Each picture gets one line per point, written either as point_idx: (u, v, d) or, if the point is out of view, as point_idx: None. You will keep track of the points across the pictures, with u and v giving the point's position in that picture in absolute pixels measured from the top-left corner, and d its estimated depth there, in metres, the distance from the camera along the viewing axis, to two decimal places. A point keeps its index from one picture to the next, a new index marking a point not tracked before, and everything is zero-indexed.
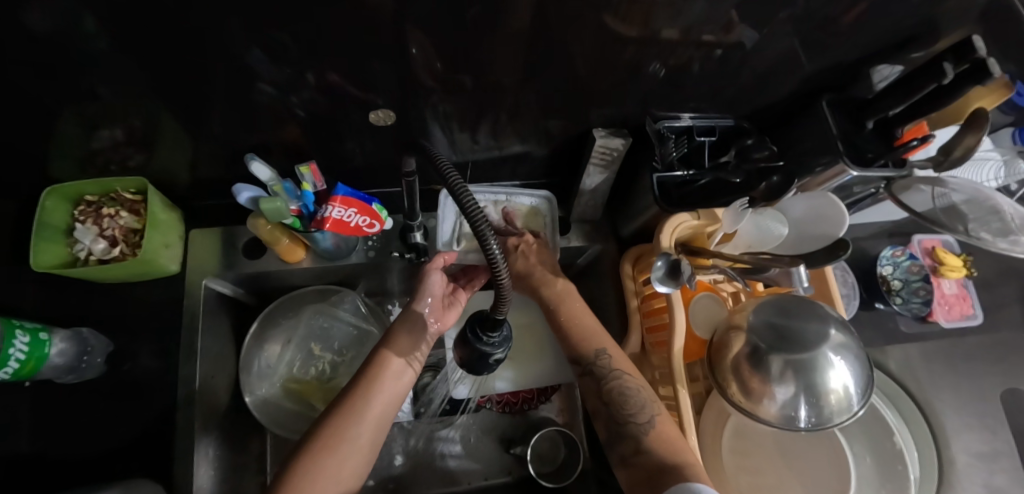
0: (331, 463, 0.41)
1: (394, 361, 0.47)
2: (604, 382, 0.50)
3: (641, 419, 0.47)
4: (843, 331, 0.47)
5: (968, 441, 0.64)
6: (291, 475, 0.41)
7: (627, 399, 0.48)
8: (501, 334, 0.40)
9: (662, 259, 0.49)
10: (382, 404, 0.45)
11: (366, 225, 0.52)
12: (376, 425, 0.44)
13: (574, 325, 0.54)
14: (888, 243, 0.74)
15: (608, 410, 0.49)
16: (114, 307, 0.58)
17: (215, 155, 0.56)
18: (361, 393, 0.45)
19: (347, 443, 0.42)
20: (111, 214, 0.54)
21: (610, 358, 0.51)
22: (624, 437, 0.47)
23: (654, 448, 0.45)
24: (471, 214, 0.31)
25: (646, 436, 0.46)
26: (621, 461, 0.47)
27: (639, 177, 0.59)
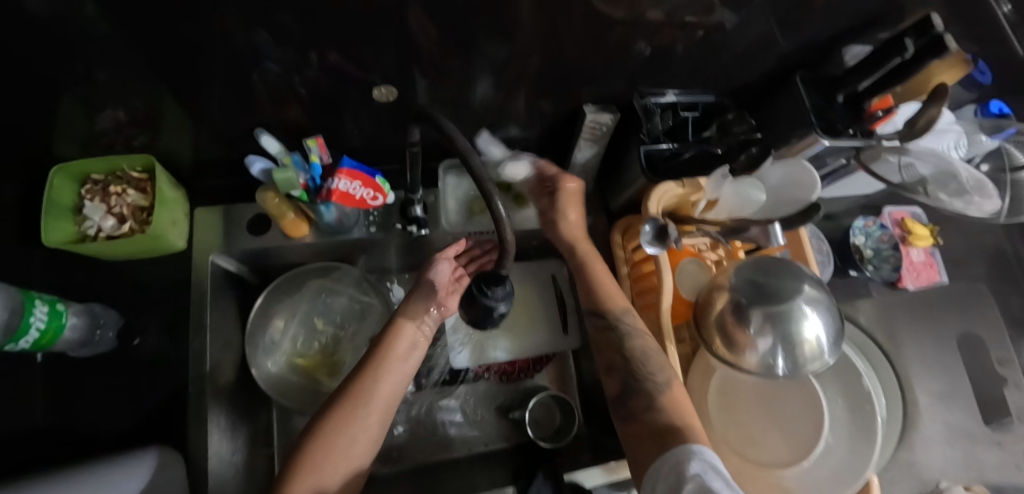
0: (345, 444, 0.44)
1: (398, 347, 0.50)
2: (629, 340, 0.52)
3: (660, 378, 0.50)
4: (816, 287, 0.51)
5: (929, 385, 0.70)
6: (307, 458, 0.43)
7: (648, 357, 0.51)
8: (504, 289, 0.42)
9: (651, 223, 0.51)
10: (391, 384, 0.48)
11: (370, 197, 0.54)
12: (386, 404, 0.47)
13: (600, 284, 0.56)
14: (860, 215, 0.80)
15: (628, 365, 0.51)
16: (121, 283, 0.59)
17: (218, 133, 0.57)
18: (368, 377, 0.47)
19: (360, 419, 0.45)
20: (117, 192, 0.56)
21: (634, 319, 0.54)
22: (640, 394, 0.50)
23: (666, 406, 0.48)
24: (478, 173, 0.33)
25: (661, 395, 0.49)
26: (631, 416, 0.49)
27: (627, 151, 0.62)
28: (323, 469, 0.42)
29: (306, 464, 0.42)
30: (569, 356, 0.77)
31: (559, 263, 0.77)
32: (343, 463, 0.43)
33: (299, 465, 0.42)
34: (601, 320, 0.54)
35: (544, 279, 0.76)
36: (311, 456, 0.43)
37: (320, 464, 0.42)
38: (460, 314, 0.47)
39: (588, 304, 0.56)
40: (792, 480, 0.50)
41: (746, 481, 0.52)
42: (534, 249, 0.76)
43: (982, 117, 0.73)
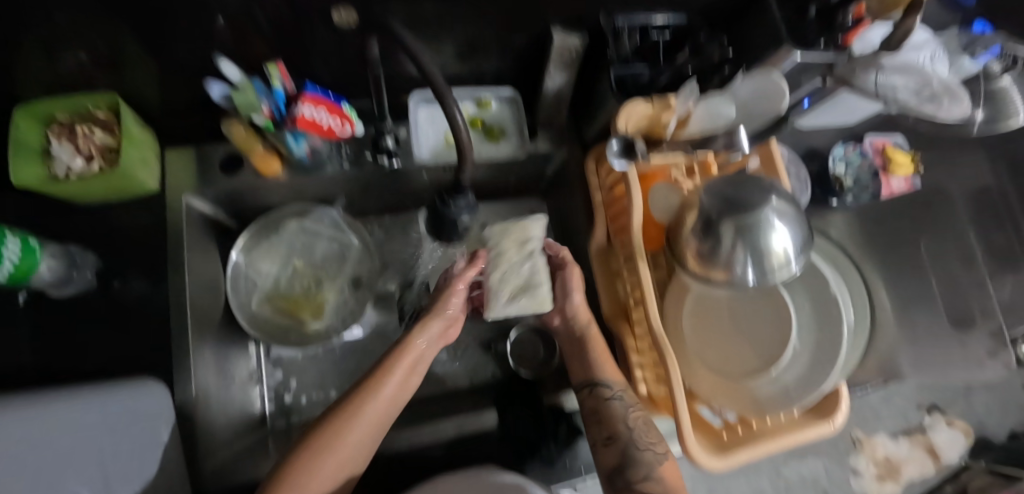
0: (328, 459, 0.45)
1: (395, 374, 0.50)
2: (629, 411, 0.55)
3: (658, 451, 0.54)
4: (784, 199, 0.50)
5: (896, 290, 0.73)
6: (288, 469, 0.44)
7: (649, 428, 0.54)
8: (466, 200, 0.50)
9: (617, 139, 0.54)
10: (380, 407, 0.48)
11: (337, 126, 0.55)
12: (372, 426, 0.48)
13: (603, 355, 0.58)
14: (842, 140, 0.78)
15: (630, 434, 0.53)
16: (94, 224, 0.59)
17: (179, 68, 0.55)
18: (360, 396, 0.48)
19: (344, 439, 0.46)
20: (84, 132, 0.54)
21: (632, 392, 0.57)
22: (640, 463, 0.53)
23: (663, 479, 0.52)
24: (435, 83, 0.39)
25: (659, 465, 0.53)
26: (627, 486, 0.52)
27: (597, 79, 0.61)
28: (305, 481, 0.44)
29: (291, 472, 0.44)
30: None
31: (540, 204, 0.81)
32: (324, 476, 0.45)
33: (285, 470, 0.44)
34: (604, 391, 0.55)
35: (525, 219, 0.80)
36: (296, 469, 0.44)
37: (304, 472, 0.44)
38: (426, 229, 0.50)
39: (590, 373, 0.57)
40: (763, 390, 0.52)
41: (720, 393, 0.53)
42: (512, 189, 0.78)
43: (971, 35, 0.69)
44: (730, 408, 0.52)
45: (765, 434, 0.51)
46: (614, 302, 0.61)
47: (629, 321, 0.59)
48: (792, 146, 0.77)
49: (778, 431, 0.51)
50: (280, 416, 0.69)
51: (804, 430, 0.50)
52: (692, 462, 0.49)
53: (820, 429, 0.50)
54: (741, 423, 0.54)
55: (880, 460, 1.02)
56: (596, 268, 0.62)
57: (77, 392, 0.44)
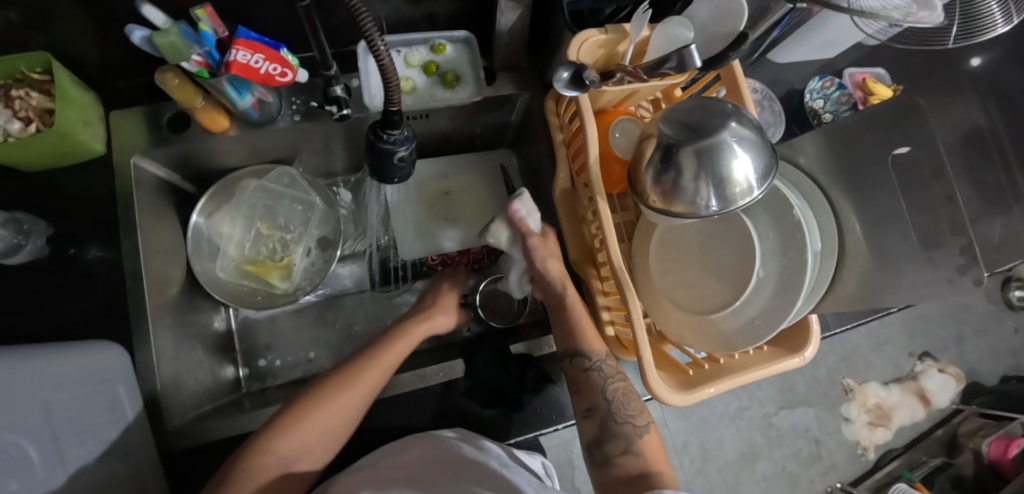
0: (329, 412, 0.48)
1: (396, 349, 0.55)
2: (608, 382, 0.55)
3: (638, 423, 0.54)
4: (744, 125, 0.47)
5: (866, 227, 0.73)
6: (289, 417, 0.46)
7: (629, 400, 0.55)
8: (401, 133, 0.43)
9: (566, 68, 0.49)
10: (381, 373, 0.52)
11: (277, 74, 0.52)
12: (371, 389, 0.50)
13: (580, 325, 0.57)
14: (819, 74, 0.74)
15: (609, 408, 0.54)
16: (42, 191, 0.57)
17: (106, 19, 0.52)
18: (365, 362, 0.52)
19: (346, 395, 0.49)
20: (20, 95, 0.52)
21: (613, 362, 0.56)
22: (618, 436, 0.53)
23: (644, 451, 0.52)
24: (357, 19, 0.33)
25: (640, 439, 0.53)
26: (606, 460, 0.52)
27: (552, 16, 0.57)
28: (306, 428, 0.46)
29: (295, 418, 0.46)
30: None
31: (508, 154, 0.80)
32: (323, 427, 0.47)
33: (288, 418, 0.46)
34: (582, 362, 0.55)
35: (493, 170, 0.79)
36: (301, 419, 0.46)
37: (307, 419, 0.46)
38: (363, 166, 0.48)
39: (565, 345, 0.56)
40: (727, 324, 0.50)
41: (687, 331, 0.52)
42: (479, 141, 0.78)
43: None
44: (697, 344, 0.51)
45: (733, 369, 0.50)
46: (581, 247, 0.59)
47: (596, 265, 0.57)
48: (768, 82, 0.74)
49: (745, 366, 0.50)
50: (256, 380, 0.69)
51: (771, 364, 0.49)
52: (657, 400, 0.48)
53: (787, 362, 0.49)
54: (708, 359, 0.53)
55: (871, 407, 1.00)
56: (562, 213, 0.60)
57: (20, 346, 0.44)
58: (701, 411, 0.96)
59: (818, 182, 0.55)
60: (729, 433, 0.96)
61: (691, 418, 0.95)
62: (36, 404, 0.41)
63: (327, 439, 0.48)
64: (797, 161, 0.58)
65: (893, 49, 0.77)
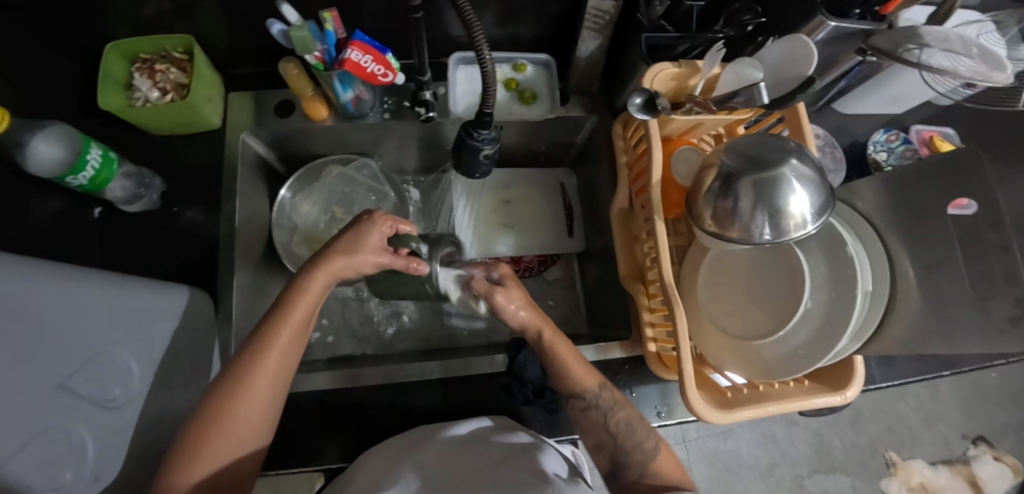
0: (227, 432, 0.39)
1: (287, 328, 0.44)
2: (609, 417, 0.53)
3: (647, 447, 0.51)
4: (805, 162, 0.49)
5: None
6: (184, 443, 0.39)
7: (633, 429, 0.52)
8: (489, 133, 0.49)
9: (639, 95, 0.53)
10: (278, 357, 0.43)
11: (381, 74, 0.58)
12: (270, 387, 0.42)
13: (562, 368, 0.54)
14: (884, 128, 0.76)
15: (614, 441, 0.52)
16: (163, 153, 0.65)
17: (242, 15, 0.60)
18: (252, 356, 0.42)
19: (245, 398, 0.41)
20: (162, 69, 0.61)
21: (611, 392, 0.54)
22: (630, 466, 0.50)
23: (659, 471, 0.50)
24: (469, 26, 0.40)
25: (652, 462, 0.50)
26: (624, 487, 0.50)
27: (629, 48, 0.62)
28: (213, 453, 0.39)
29: (191, 447, 0.38)
30: (574, 260, 0.82)
31: (568, 173, 0.84)
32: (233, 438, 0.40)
33: (184, 446, 0.38)
34: (578, 402, 0.54)
35: (552, 186, 0.83)
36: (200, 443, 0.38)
37: (205, 447, 0.38)
38: (451, 160, 0.55)
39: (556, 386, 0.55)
40: (769, 351, 0.51)
41: (726, 354, 0.53)
42: (542, 157, 0.82)
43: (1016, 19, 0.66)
44: (736, 368, 0.52)
45: (771, 397, 0.51)
46: (632, 264, 0.61)
47: (645, 282, 0.59)
48: (830, 130, 0.76)
49: (785, 396, 0.51)
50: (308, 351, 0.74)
51: (812, 397, 0.50)
52: (696, 417, 0.49)
53: (828, 398, 0.50)
54: (748, 385, 0.54)
55: (914, 486, 0.94)
56: (617, 230, 0.62)
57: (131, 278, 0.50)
58: (729, 460, 0.93)
59: (874, 226, 0.56)
60: (756, 487, 0.92)
61: (717, 465, 0.93)
62: (140, 328, 0.46)
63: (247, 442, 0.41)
64: (854, 203, 0.59)
65: (963, 109, 0.77)
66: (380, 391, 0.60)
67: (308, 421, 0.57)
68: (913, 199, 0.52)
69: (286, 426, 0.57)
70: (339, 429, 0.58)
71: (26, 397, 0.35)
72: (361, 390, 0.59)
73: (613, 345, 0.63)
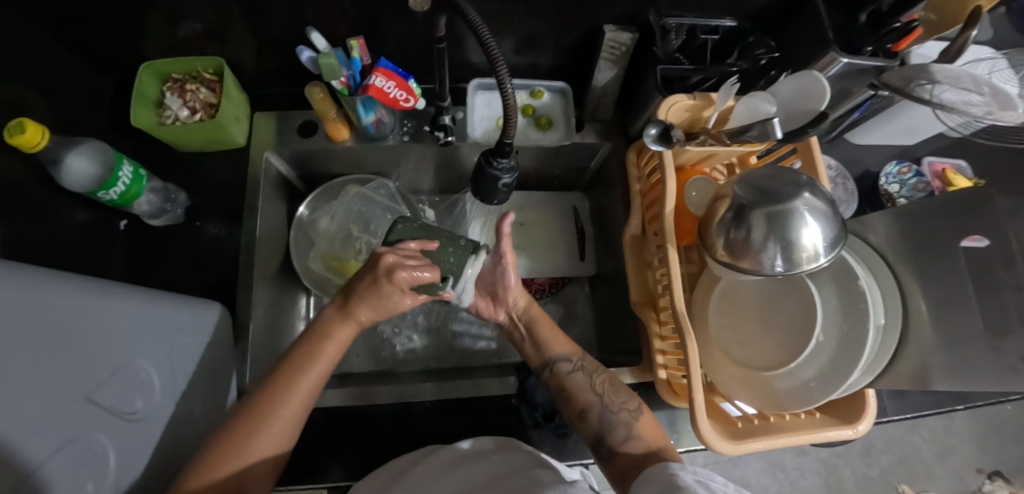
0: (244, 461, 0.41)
1: (317, 363, 0.47)
2: (591, 379, 0.54)
3: (631, 406, 0.52)
4: (816, 195, 0.49)
5: None
6: (204, 462, 0.40)
7: (617, 390, 0.53)
8: (509, 162, 0.51)
9: (655, 126, 0.54)
10: (307, 392, 0.45)
11: (403, 99, 0.60)
12: (294, 420, 0.44)
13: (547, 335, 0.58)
14: (896, 160, 0.76)
15: (599, 401, 0.52)
16: (189, 169, 0.68)
17: (272, 41, 0.63)
18: (275, 390, 0.44)
19: (268, 428, 0.43)
20: (193, 89, 0.63)
21: (590, 359, 0.57)
22: (616, 427, 0.51)
23: (643, 433, 0.50)
24: (492, 59, 0.42)
25: (636, 421, 0.51)
26: (612, 455, 0.50)
27: (644, 79, 0.64)
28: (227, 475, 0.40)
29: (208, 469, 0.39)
30: (585, 284, 0.82)
31: (581, 197, 0.85)
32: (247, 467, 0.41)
33: (199, 466, 0.39)
34: (560, 368, 0.55)
35: (565, 209, 0.85)
36: (216, 479, 0.39)
37: (223, 470, 0.40)
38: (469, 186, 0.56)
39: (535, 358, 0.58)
40: (780, 383, 0.51)
41: (737, 385, 0.54)
42: (556, 181, 0.84)
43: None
44: (746, 398, 0.52)
45: (781, 429, 0.51)
46: (643, 290, 0.62)
47: (656, 308, 0.59)
48: (842, 161, 0.76)
49: (795, 428, 0.51)
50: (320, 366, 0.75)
51: (823, 430, 0.50)
52: (705, 446, 0.49)
53: (839, 431, 0.50)
54: (758, 415, 0.54)
55: None
56: (628, 256, 0.63)
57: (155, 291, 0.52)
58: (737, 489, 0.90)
59: (885, 259, 0.56)
60: None
61: None
62: (164, 340, 0.48)
63: (275, 457, 0.44)
64: (865, 237, 0.59)
65: (975, 143, 0.78)
66: (391, 409, 0.60)
67: (317, 436, 0.58)
68: (926, 236, 0.52)
69: (295, 442, 0.57)
70: (347, 447, 0.58)
71: (55, 409, 0.36)
72: (370, 407, 0.60)
73: (623, 370, 0.63)
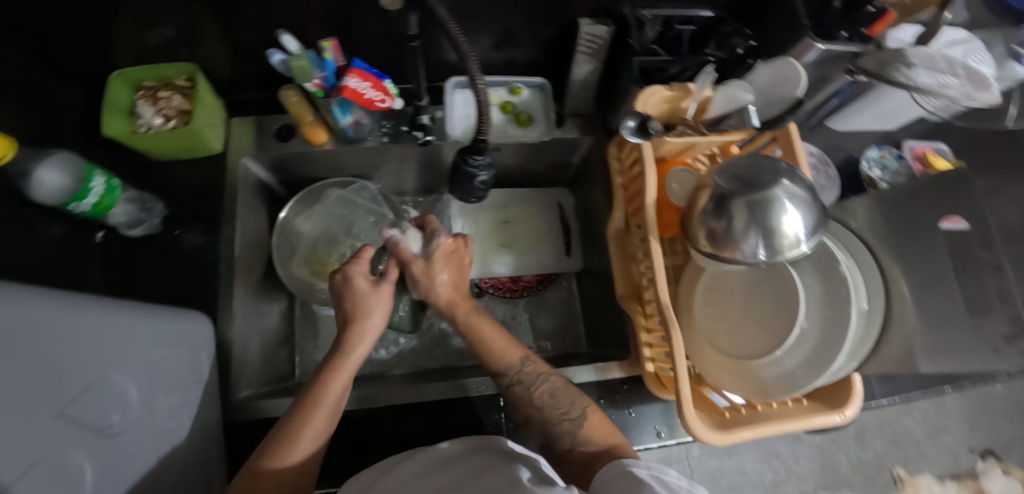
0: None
1: (327, 397, 0.47)
2: (532, 391, 0.53)
3: (574, 415, 0.51)
4: (795, 183, 0.49)
5: None
6: None
7: (558, 399, 0.52)
8: (484, 159, 0.51)
9: (632, 117, 0.54)
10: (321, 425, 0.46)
11: (379, 100, 0.60)
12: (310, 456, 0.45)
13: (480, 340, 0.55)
14: (877, 145, 0.77)
15: (540, 414, 0.52)
16: (166, 178, 0.67)
17: (245, 45, 0.62)
18: (285, 439, 0.44)
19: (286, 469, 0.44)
20: (165, 96, 0.62)
21: (534, 364, 0.54)
22: (561, 436, 0.51)
23: (590, 436, 0.50)
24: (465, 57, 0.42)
25: (581, 429, 0.50)
26: (561, 454, 0.52)
27: (621, 73, 0.63)
28: None
29: None
30: (573, 281, 0.82)
31: (566, 193, 0.85)
32: None
33: None
34: (502, 378, 0.54)
35: (551, 206, 0.84)
36: None
37: None
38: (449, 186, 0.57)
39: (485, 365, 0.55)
40: (767, 372, 0.51)
41: (725, 374, 0.54)
42: (540, 178, 0.83)
43: (999, 40, 0.67)
44: (733, 387, 0.53)
45: (768, 417, 0.52)
46: (628, 283, 0.62)
47: (642, 301, 0.59)
48: (823, 148, 0.76)
49: (783, 416, 0.51)
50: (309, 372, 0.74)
51: (812, 417, 0.50)
52: (693, 438, 0.49)
53: (827, 418, 0.50)
54: (747, 404, 0.55)
55: None
56: (613, 250, 0.63)
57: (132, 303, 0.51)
58: (732, 478, 0.90)
59: (869, 245, 0.55)
60: None
61: (722, 484, 0.90)
62: (141, 353, 0.47)
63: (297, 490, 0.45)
64: (847, 222, 0.58)
65: (954, 126, 0.78)
66: (380, 415, 0.60)
67: None
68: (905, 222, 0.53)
69: None
70: (336, 453, 0.57)
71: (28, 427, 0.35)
72: (357, 412, 0.59)
73: (611, 366, 0.63)
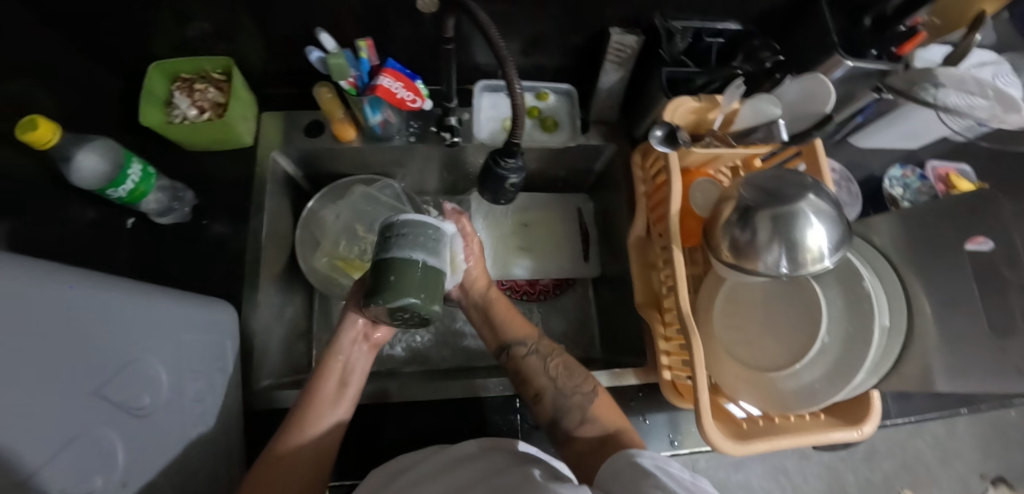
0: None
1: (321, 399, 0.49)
2: (546, 362, 0.55)
3: (585, 389, 0.53)
4: (820, 198, 0.50)
5: None
6: None
7: (572, 372, 0.54)
8: (516, 162, 0.52)
9: (662, 127, 0.55)
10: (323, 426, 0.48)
11: (410, 100, 0.60)
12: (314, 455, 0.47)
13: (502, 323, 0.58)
14: (900, 164, 0.76)
15: (553, 386, 0.53)
16: (197, 168, 0.68)
17: (280, 41, 0.63)
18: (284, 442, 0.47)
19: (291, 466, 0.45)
20: (201, 89, 0.64)
21: (545, 341, 0.57)
22: (571, 410, 0.51)
23: (598, 414, 0.50)
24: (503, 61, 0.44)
25: (591, 405, 0.51)
26: (567, 435, 0.51)
27: (648, 82, 0.64)
28: None
29: None
30: (589, 286, 0.82)
31: (586, 199, 0.86)
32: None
33: None
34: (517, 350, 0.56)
35: (569, 211, 0.85)
36: None
37: None
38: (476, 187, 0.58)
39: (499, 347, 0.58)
40: (785, 384, 0.51)
41: (742, 385, 0.54)
42: (560, 183, 0.84)
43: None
44: (750, 398, 0.53)
45: (786, 430, 0.52)
46: (648, 291, 0.62)
47: (661, 309, 0.59)
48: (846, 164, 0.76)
49: (801, 429, 0.51)
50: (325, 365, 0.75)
51: (830, 432, 0.50)
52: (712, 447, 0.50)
53: (845, 433, 0.50)
54: (764, 416, 0.55)
55: None
56: (632, 257, 0.64)
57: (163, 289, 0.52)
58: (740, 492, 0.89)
59: (891, 262, 0.56)
60: None
61: None
62: (171, 338, 0.48)
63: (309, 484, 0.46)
64: (871, 239, 0.59)
65: (979, 147, 0.78)
66: (395, 410, 0.60)
67: None
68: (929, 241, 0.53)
69: None
70: (353, 447, 0.58)
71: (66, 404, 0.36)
72: (374, 407, 0.60)
73: (626, 372, 0.63)
